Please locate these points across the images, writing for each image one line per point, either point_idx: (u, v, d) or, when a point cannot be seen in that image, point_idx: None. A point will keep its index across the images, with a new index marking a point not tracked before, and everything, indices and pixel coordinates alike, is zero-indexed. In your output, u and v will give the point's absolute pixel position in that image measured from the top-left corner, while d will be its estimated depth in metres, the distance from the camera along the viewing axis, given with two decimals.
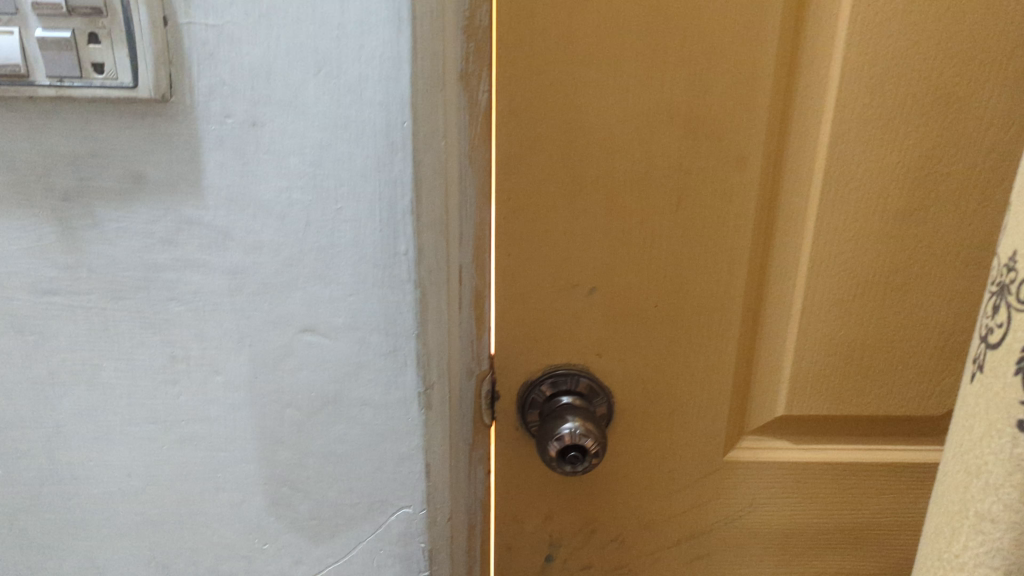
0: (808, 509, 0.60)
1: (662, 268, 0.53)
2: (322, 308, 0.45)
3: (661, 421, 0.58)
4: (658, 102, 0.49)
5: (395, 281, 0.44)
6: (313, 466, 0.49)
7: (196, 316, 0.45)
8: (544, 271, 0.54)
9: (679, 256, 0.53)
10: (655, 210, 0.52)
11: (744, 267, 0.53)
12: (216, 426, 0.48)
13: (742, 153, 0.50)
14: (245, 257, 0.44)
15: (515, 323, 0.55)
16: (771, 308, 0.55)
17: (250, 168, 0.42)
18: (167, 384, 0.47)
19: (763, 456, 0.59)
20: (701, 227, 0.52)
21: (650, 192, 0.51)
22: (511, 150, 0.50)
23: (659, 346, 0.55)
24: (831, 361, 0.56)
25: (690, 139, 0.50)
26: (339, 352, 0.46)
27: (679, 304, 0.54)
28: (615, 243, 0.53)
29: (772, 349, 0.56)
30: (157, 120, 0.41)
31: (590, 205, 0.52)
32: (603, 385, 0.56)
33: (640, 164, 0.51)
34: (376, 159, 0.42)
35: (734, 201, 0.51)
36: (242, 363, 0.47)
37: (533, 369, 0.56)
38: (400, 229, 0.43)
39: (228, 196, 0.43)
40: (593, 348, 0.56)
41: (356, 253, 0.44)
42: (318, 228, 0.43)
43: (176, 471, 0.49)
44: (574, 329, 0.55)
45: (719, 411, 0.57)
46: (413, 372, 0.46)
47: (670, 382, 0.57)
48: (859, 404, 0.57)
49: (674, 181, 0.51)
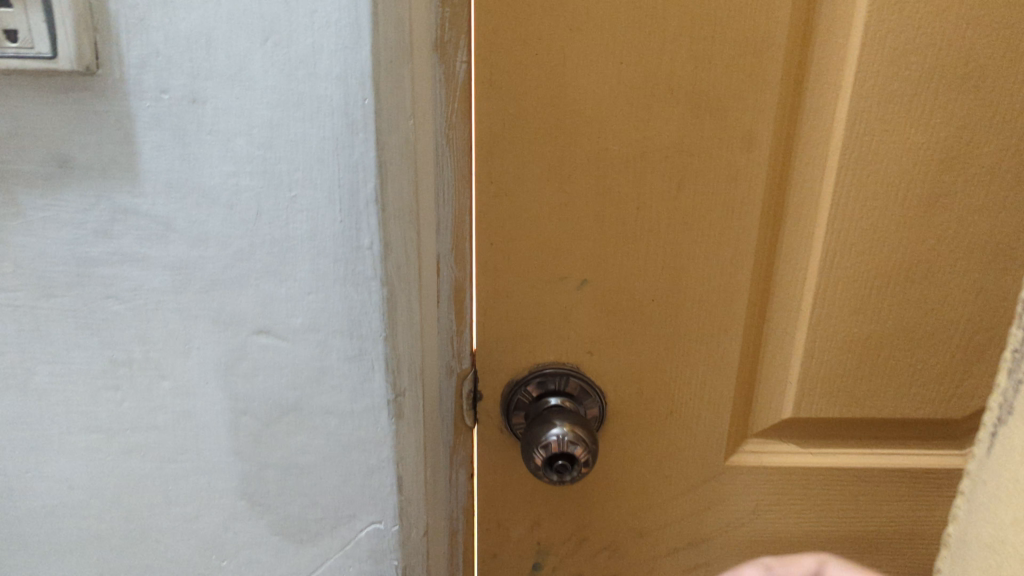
0: (816, 518, 0.56)
1: (660, 259, 0.48)
2: (278, 308, 0.40)
3: (657, 423, 0.53)
4: (656, 76, 0.44)
5: (360, 277, 0.39)
6: (274, 479, 0.44)
7: (138, 316, 0.41)
8: (530, 262, 0.49)
9: (679, 246, 0.48)
10: (653, 197, 0.47)
11: (750, 258, 0.48)
12: (164, 435, 0.43)
13: (749, 132, 0.45)
14: (189, 250, 0.39)
15: (498, 319, 0.50)
16: (780, 303, 0.50)
17: (191, 151, 0.37)
18: (108, 390, 0.42)
19: (768, 461, 0.54)
20: (704, 213, 0.47)
21: (647, 176, 0.46)
22: (492, 129, 0.45)
23: (657, 342, 0.51)
24: (844, 361, 0.51)
25: (692, 117, 0.45)
26: (298, 356, 0.41)
27: (679, 298, 0.49)
28: (609, 231, 0.48)
29: (781, 349, 0.51)
30: (84, 96, 0.36)
31: (581, 190, 0.47)
32: (594, 384, 0.52)
33: (635, 144, 0.45)
34: (335, 141, 0.37)
35: (740, 185, 0.46)
36: (191, 368, 0.42)
37: (518, 368, 0.52)
38: (363, 221, 0.38)
39: (168, 183, 0.38)
40: (584, 346, 0.51)
41: (315, 247, 0.39)
42: (271, 218, 0.38)
43: (122, 484, 0.45)
44: (564, 326, 0.50)
45: (720, 413, 0.53)
46: (381, 378, 0.42)
47: (667, 382, 0.52)
48: (874, 407, 0.52)
49: (673, 163, 0.46)
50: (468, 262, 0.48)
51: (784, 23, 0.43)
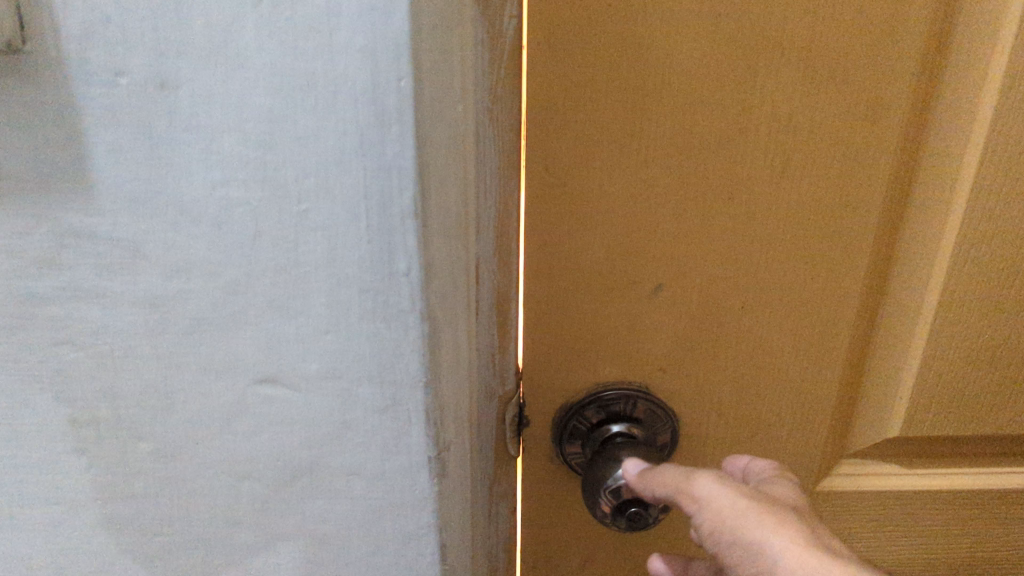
0: (904, 543, 0.51)
1: (755, 258, 0.40)
2: (286, 352, 0.31)
3: (740, 442, 0.45)
4: (763, 37, 0.35)
5: (393, 312, 0.30)
6: (285, 550, 0.36)
7: (102, 365, 0.31)
8: (593, 264, 0.40)
9: (778, 243, 0.40)
10: (750, 184, 0.38)
11: (866, 255, 0.41)
12: (145, 505, 0.34)
13: (872, 103, 0.37)
14: (166, 282, 0.30)
15: (550, 330, 0.42)
16: (894, 300, 0.43)
17: (164, 154, 0.27)
18: (70, 454, 0.33)
19: (868, 485, 0.48)
20: (812, 202, 0.39)
21: (744, 160, 0.38)
22: (550, 102, 0.37)
23: (746, 356, 0.43)
24: (959, 358, 0.44)
25: (805, 86, 0.36)
26: (312, 408, 0.32)
27: (775, 304, 0.41)
28: (694, 227, 0.39)
29: (890, 351, 0.44)
30: (13, 82, 0.27)
31: (662, 178, 0.38)
32: (665, 404, 0.44)
33: (732, 121, 0.37)
34: (359, 137, 0.27)
35: (860, 166, 0.38)
36: (176, 426, 0.33)
37: (574, 383, 0.43)
38: (397, 242, 0.28)
39: (133, 196, 0.28)
40: (657, 361, 0.43)
41: (333, 276, 0.29)
42: (273, 240, 0.29)
43: (96, 562, 0.36)
44: (632, 339, 0.42)
45: (813, 428, 0.45)
46: (421, 432, 0.33)
47: (758, 400, 0.44)
48: (986, 405, 0.46)
49: (780, 139, 0.37)
50: (515, 267, 0.39)
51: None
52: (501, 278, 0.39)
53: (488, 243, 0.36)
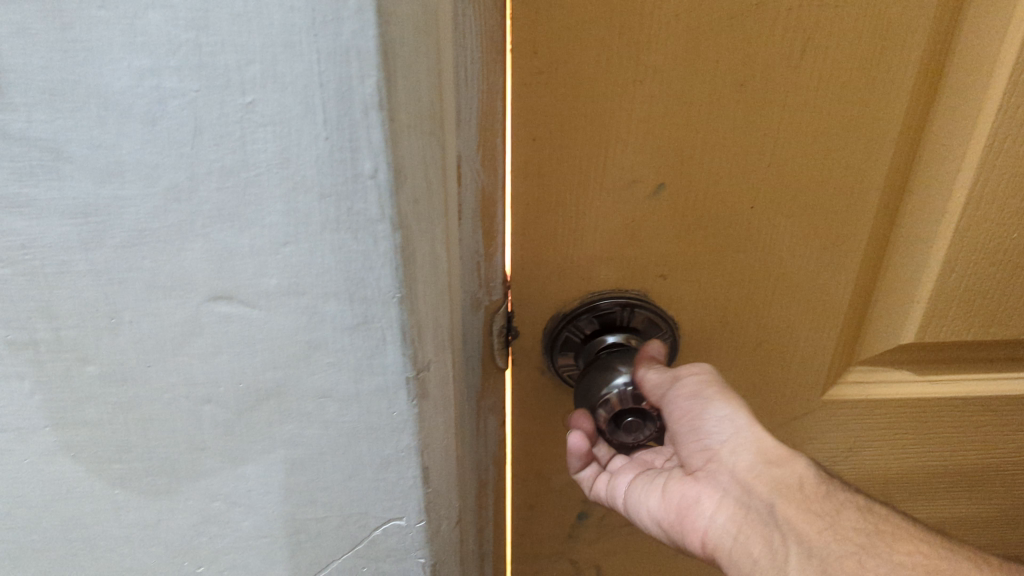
0: (912, 445, 0.51)
1: (766, 152, 0.37)
2: (239, 265, 0.27)
3: (744, 346, 0.44)
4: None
5: (359, 220, 0.26)
6: (255, 476, 0.33)
7: (34, 283, 0.28)
8: (586, 163, 0.37)
9: (791, 135, 0.37)
10: (765, 70, 0.35)
11: (887, 147, 0.38)
12: (99, 432, 0.31)
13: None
14: (97, 188, 0.26)
15: (540, 233, 0.39)
16: (917, 196, 0.40)
17: (79, 37, 0.23)
18: (11, 380, 0.30)
19: (875, 392, 0.48)
20: (834, 89, 0.36)
21: (760, 42, 0.34)
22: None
23: (753, 256, 0.41)
24: (974, 252, 0.42)
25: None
26: (273, 327, 0.29)
27: (784, 201, 0.39)
28: (701, 119, 0.36)
29: (905, 252, 0.42)
30: None
31: (667, 62, 0.35)
32: (665, 312, 0.43)
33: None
34: (309, 13, 0.23)
35: (887, 48, 0.35)
36: (123, 348, 0.29)
37: (571, 284, 0.41)
38: (360, 141, 0.25)
39: (48, 89, 0.24)
40: (656, 269, 0.41)
41: (288, 178, 0.26)
42: (216, 138, 0.25)
43: (48, 492, 0.33)
44: (630, 243, 0.40)
45: (817, 330, 0.44)
46: (397, 351, 0.29)
47: (765, 304, 0.43)
48: (1000, 297, 0.44)
49: (800, 18, 0.34)
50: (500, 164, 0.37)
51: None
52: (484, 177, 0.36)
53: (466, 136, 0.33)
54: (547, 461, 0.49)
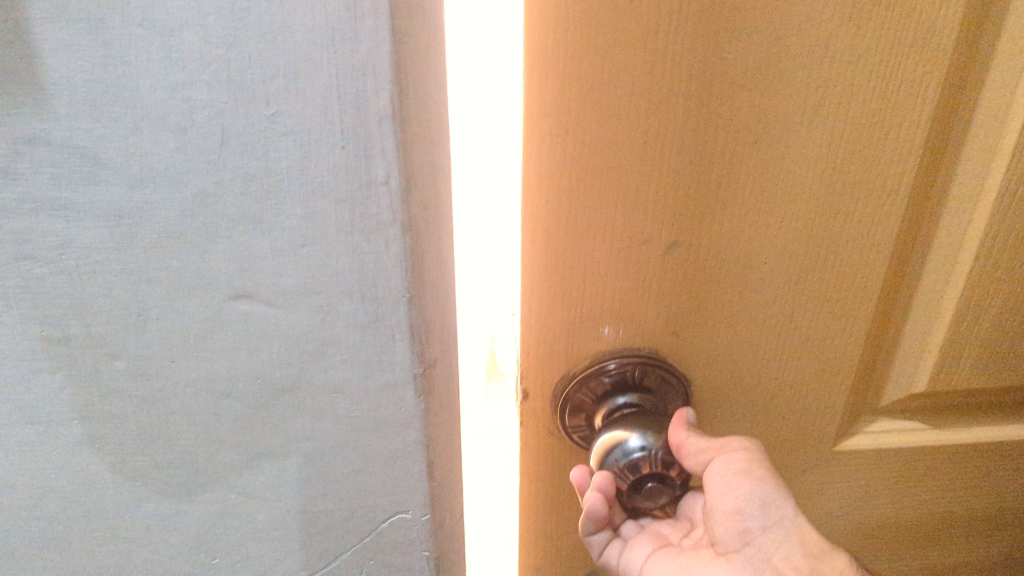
0: (922, 486, 0.52)
1: (779, 209, 0.37)
2: (260, 266, 0.29)
3: (759, 401, 0.45)
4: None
5: (372, 223, 0.28)
6: (269, 469, 0.35)
7: (69, 281, 0.30)
8: (602, 226, 0.36)
9: (804, 193, 0.37)
10: (780, 130, 0.35)
11: (894, 203, 0.39)
12: (124, 425, 0.33)
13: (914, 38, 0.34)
14: (130, 193, 0.28)
15: (553, 292, 0.38)
16: (918, 253, 0.42)
17: (119, 52, 0.26)
18: (43, 374, 0.32)
19: (893, 443, 0.50)
20: (843, 149, 0.36)
21: (774, 108, 0.35)
22: (557, 37, 0.32)
23: (764, 312, 0.41)
24: (972, 302, 0.43)
25: (841, 23, 0.33)
26: (291, 325, 0.31)
27: (796, 257, 0.39)
28: (717, 172, 0.36)
29: (905, 297, 0.43)
30: None
31: (686, 119, 0.34)
32: (680, 372, 0.42)
33: (765, 56, 0.33)
34: (330, 33, 0.25)
35: (895, 109, 0.36)
36: (150, 343, 0.31)
37: (584, 346, 0.40)
38: (374, 149, 0.27)
39: (89, 100, 0.26)
40: (667, 327, 0.41)
41: (307, 183, 0.28)
42: (241, 146, 0.27)
43: (74, 482, 0.35)
44: (643, 302, 0.39)
45: (823, 381, 0.45)
46: (406, 348, 0.31)
47: (776, 361, 0.43)
48: (995, 340, 0.45)
49: (813, 87, 0.34)
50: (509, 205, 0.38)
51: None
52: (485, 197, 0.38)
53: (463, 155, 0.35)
54: (558, 521, 0.47)
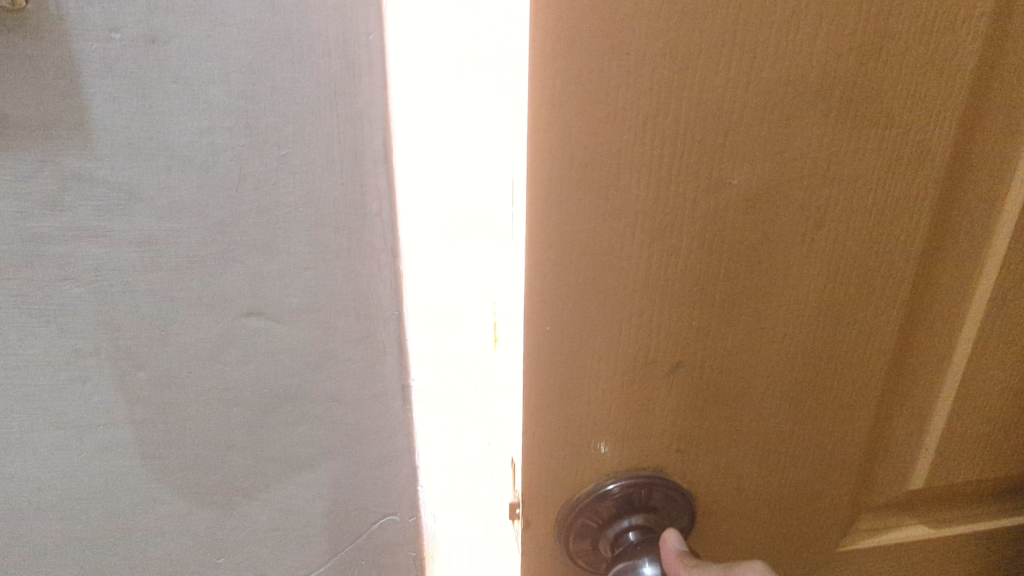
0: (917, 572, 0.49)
1: (785, 320, 0.35)
2: (268, 287, 0.34)
3: (763, 513, 0.41)
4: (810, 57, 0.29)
5: (367, 250, 0.34)
6: (272, 473, 0.39)
7: (101, 299, 0.34)
8: (598, 349, 0.33)
9: (807, 301, 0.35)
10: (786, 237, 0.33)
11: (896, 299, 0.36)
12: (144, 431, 0.37)
13: (920, 135, 0.32)
14: (159, 222, 0.33)
15: (554, 419, 0.34)
16: (920, 353, 0.40)
17: (154, 103, 0.30)
18: (75, 383, 0.36)
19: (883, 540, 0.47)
20: (851, 255, 0.34)
21: (780, 219, 0.32)
22: (560, 153, 0.28)
23: (773, 425, 0.38)
24: (968, 393, 0.42)
25: (844, 127, 0.31)
26: (295, 340, 0.35)
27: (801, 368, 0.37)
28: (728, 285, 0.33)
29: (905, 397, 0.41)
30: (9, 35, 0.29)
31: (698, 233, 0.31)
32: (684, 487, 0.38)
33: (776, 164, 0.31)
34: (333, 88, 0.30)
35: (899, 209, 0.34)
36: (171, 355, 0.36)
37: (584, 469, 0.36)
38: (370, 186, 0.32)
39: (129, 143, 0.31)
40: (673, 446, 0.37)
41: (311, 216, 0.33)
42: (255, 183, 0.32)
43: (98, 482, 0.39)
44: (644, 424, 0.36)
45: (825, 489, 0.42)
46: (395, 359, 0.37)
47: (781, 474, 0.40)
48: (990, 427, 0.44)
49: (821, 196, 0.32)
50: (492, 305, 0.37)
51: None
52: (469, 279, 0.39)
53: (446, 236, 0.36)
54: None
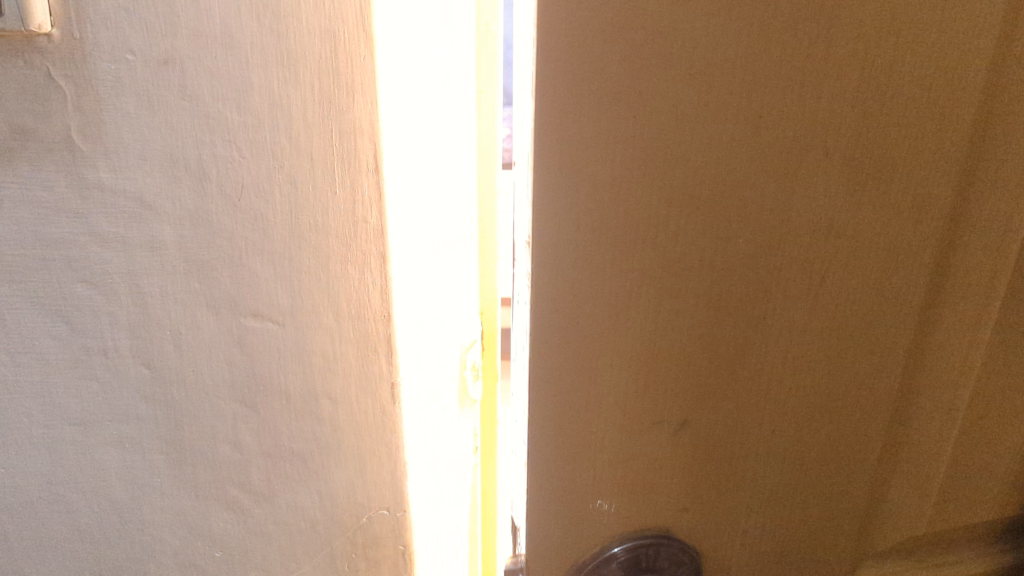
0: None
1: (825, 403, 0.29)
2: (266, 289, 0.37)
3: None
4: (817, 89, 0.24)
5: (358, 254, 0.36)
6: (267, 467, 0.41)
7: (111, 301, 0.37)
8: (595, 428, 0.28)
9: (849, 381, 0.29)
10: (821, 303, 0.27)
11: (958, 380, 0.30)
12: (148, 426, 0.40)
13: (958, 184, 0.26)
14: (167, 230, 0.35)
15: None
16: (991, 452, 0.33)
17: (165, 119, 0.33)
18: (86, 381, 0.39)
19: None
20: (877, 331, 0.28)
21: (816, 281, 0.27)
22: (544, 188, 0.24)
23: (786, 527, 0.32)
24: None
25: (858, 178, 0.25)
26: (291, 340, 0.38)
27: (841, 460, 0.31)
28: (750, 360, 0.28)
29: (963, 504, 0.34)
30: (35, 57, 0.32)
31: (720, 290, 0.26)
32: None
33: (814, 217, 0.26)
34: (328, 104, 0.33)
35: (967, 278, 0.28)
36: (175, 354, 0.38)
37: None
38: (361, 195, 0.35)
39: (142, 155, 0.34)
40: (688, 547, 0.31)
41: (307, 222, 0.35)
42: (256, 192, 0.35)
43: (106, 474, 0.41)
44: (652, 522, 0.30)
45: None
46: (385, 358, 0.39)
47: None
48: None
49: (865, 255, 0.27)
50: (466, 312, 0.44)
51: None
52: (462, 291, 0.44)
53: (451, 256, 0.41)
54: None
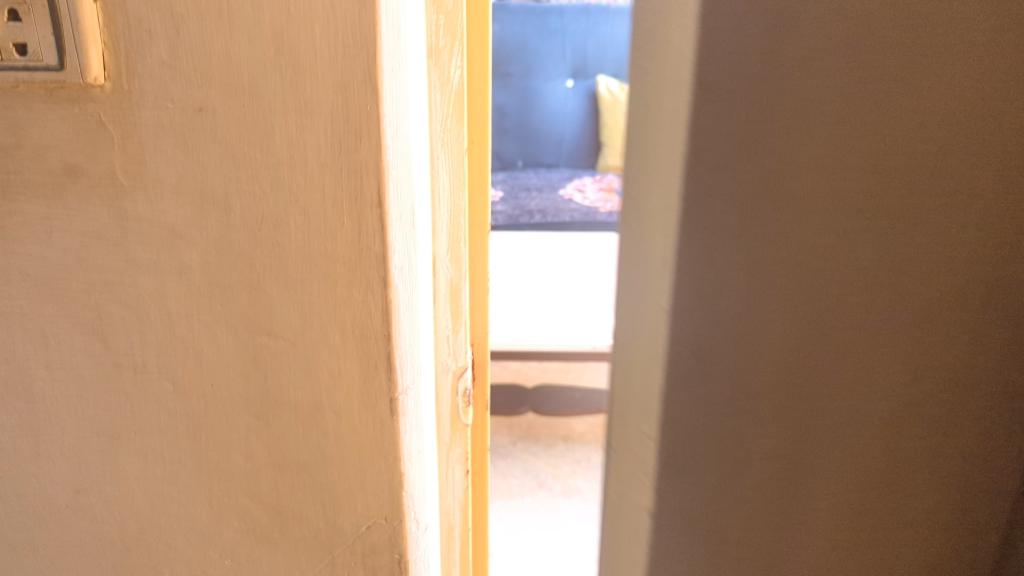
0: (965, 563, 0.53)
1: (885, 300, 0.45)
2: (280, 310, 0.41)
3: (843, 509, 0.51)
4: (937, 182, 0.43)
5: (361, 279, 0.40)
6: (276, 478, 0.45)
7: (141, 321, 0.42)
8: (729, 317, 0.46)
9: (874, 285, 0.45)
10: (897, 227, 0.44)
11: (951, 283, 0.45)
12: (169, 437, 0.45)
13: (973, 138, 0.42)
14: (196, 256, 0.40)
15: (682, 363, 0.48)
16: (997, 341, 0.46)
17: (194, 158, 0.38)
18: (114, 395, 0.44)
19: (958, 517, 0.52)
20: (917, 244, 0.44)
21: (887, 218, 0.44)
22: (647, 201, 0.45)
23: (860, 463, 0.50)
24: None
25: (917, 179, 0.43)
26: (300, 357, 0.42)
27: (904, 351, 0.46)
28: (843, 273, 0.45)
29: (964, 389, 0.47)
30: (89, 105, 0.37)
31: (849, 214, 0.44)
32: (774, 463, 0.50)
33: (831, 186, 0.43)
34: (336, 146, 0.38)
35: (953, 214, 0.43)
36: (196, 370, 0.43)
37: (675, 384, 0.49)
38: (366, 225, 0.39)
39: (174, 190, 0.39)
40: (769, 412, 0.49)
41: (319, 249, 0.40)
42: (273, 222, 0.39)
43: (127, 484, 0.46)
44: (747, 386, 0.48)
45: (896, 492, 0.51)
46: (384, 378, 0.42)
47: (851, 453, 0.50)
48: None
49: (883, 202, 0.43)
50: (455, 339, 0.50)
51: (960, 30, 0.40)
52: (446, 322, 0.49)
53: (434, 285, 0.47)
54: None
